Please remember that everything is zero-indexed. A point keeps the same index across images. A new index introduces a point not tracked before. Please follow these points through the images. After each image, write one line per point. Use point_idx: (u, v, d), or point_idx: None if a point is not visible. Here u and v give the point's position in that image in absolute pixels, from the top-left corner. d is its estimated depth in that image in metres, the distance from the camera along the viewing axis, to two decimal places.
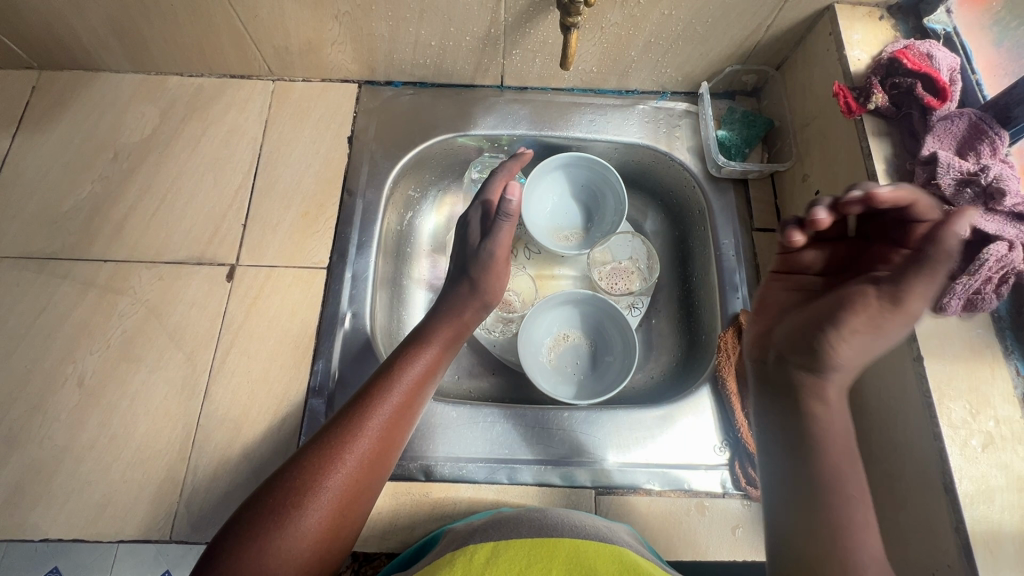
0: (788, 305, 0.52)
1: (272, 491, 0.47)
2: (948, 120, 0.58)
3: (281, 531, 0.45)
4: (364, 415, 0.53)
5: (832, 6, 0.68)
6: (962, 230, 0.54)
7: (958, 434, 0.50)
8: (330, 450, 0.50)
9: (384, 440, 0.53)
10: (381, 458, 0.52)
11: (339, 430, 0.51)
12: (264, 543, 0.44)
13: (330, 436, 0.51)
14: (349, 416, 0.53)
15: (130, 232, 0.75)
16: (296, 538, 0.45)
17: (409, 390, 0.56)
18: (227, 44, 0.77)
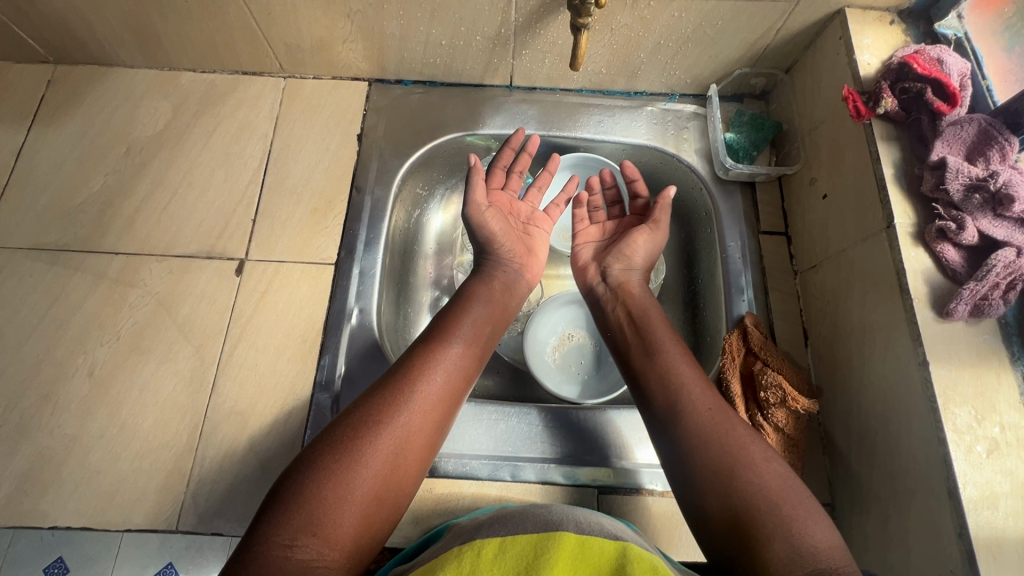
0: (592, 256, 0.75)
1: (332, 437, 0.48)
2: (958, 125, 0.58)
3: (341, 474, 0.45)
4: (421, 373, 0.54)
5: (842, 10, 0.68)
6: (970, 236, 0.54)
7: (963, 440, 0.50)
8: (389, 401, 0.51)
9: (439, 399, 0.54)
10: (438, 408, 0.53)
11: (396, 385, 0.53)
12: (325, 484, 0.45)
13: (389, 390, 0.52)
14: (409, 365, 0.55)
15: (141, 225, 0.76)
16: (357, 482, 0.46)
17: (464, 347, 0.58)
18: (240, 41, 0.78)
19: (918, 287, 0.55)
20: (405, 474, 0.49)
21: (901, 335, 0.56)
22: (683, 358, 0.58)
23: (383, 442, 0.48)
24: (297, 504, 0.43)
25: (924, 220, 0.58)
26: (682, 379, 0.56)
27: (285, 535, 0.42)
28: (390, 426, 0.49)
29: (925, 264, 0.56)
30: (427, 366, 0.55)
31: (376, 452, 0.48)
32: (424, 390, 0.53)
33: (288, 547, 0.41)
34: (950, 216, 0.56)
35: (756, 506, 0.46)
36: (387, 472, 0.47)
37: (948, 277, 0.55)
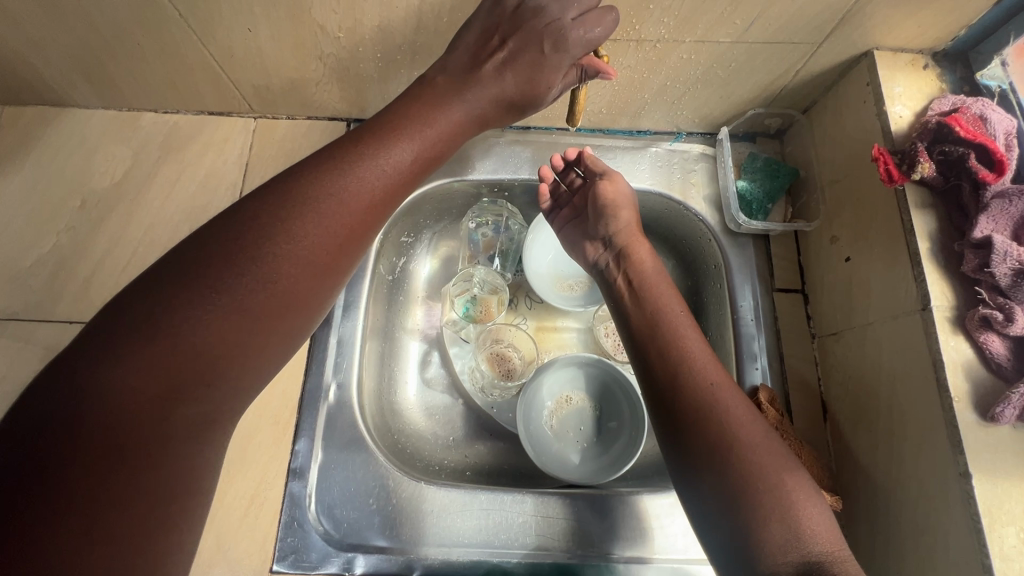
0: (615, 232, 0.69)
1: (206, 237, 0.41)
2: (1005, 198, 0.51)
3: (107, 382, 0.35)
4: (322, 188, 0.46)
5: (870, 53, 0.61)
6: (1020, 328, 0.48)
7: (1011, 568, 0.44)
8: (275, 220, 0.42)
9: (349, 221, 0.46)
10: (264, 313, 0.41)
11: (238, 246, 0.41)
12: (187, 312, 0.38)
13: (273, 195, 0.44)
14: (235, 250, 0.40)
15: (98, 290, 0.69)
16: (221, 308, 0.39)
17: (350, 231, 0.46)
18: (203, 81, 0.71)
19: (958, 384, 0.49)
20: (290, 318, 0.43)
21: (938, 437, 0.50)
22: (704, 356, 0.55)
23: (283, 244, 0.42)
24: (151, 334, 0.36)
25: (964, 303, 0.52)
26: (704, 383, 0.53)
27: (124, 396, 0.35)
28: (267, 258, 0.41)
29: (966, 355, 0.50)
30: (331, 189, 0.46)
31: (253, 271, 0.40)
32: (326, 211, 0.45)
33: (129, 428, 0.35)
34: (996, 304, 0.49)
35: (736, 479, 0.47)
36: (266, 309, 0.41)
37: (993, 372, 0.49)
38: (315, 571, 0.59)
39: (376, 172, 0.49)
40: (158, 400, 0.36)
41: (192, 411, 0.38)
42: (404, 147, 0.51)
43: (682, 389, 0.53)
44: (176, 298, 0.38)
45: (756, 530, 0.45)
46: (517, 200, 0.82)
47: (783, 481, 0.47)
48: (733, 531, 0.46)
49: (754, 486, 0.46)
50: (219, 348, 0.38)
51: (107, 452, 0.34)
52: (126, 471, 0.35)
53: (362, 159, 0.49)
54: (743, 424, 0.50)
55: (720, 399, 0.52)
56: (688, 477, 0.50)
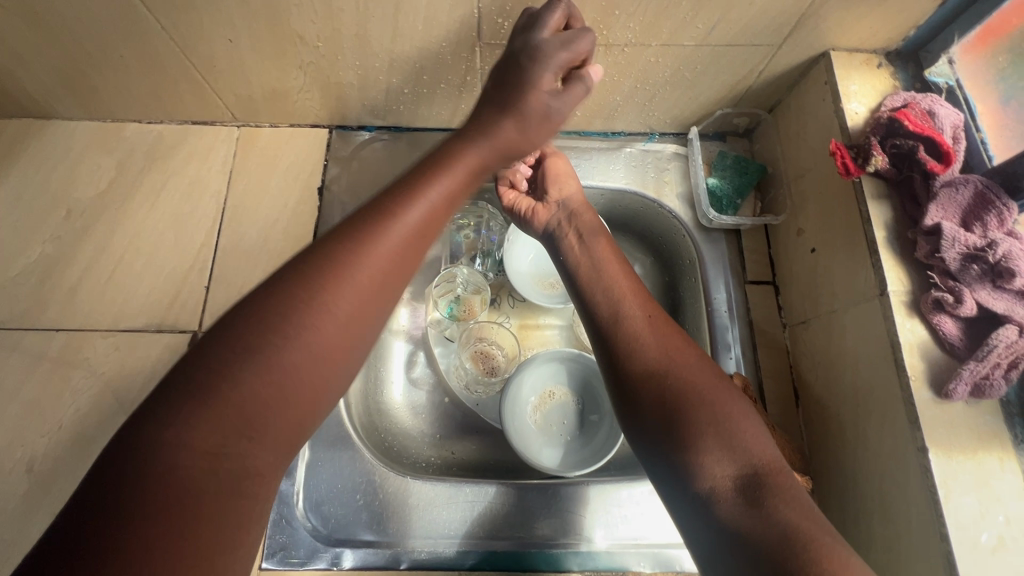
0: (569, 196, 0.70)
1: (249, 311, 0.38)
2: (952, 187, 0.54)
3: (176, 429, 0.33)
4: (363, 243, 0.42)
5: (827, 53, 0.64)
6: (969, 309, 0.51)
7: (967, 535, 0.47)
8: (319, 281, 0.39)
9: (388, 269, 0.43)
10: (333, 351, 0.39)
11: (305, 286, 0.39)
12: (236, 383, 0.35)
13: (320, 258, 0.40)
14: (296, 290, 0.38)
15: (85, 297, 0.70)
16: (272, 373, 0.36)
17: (398, 258, 0.44)
18: (186, 91, 0.73)
19: (915, 364, 0.52)
20: (350, 359, 0.41)
21: (898, 415, 0.52)
22: (641, 307, 0.58)
23: (341, 279, 0.40)
24: (218, 379, 0.35)
25: (919, 288, 0.55)
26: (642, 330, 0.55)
27: (195, 438, 0.33)
28: (312, 323, 0.38)
29: (921, 336, 0.53)
30: (388, 220, 0.44)
31: (301, 334, 0.37)
32: (370, 265, 0.42)
33: (187, 494, 0.32)
34: (947, 286, 0.52)
35: (678, 406, 0.49)
36: (309, 378, 0.38)
37: (946, 351, 0.52)
38: (304, 567, 0.60)
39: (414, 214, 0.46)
40: (229, 435, 0.34)
41: (255, 452, 0.35)
42: (435, 190, 0.49)
43: (621, 335, 0.56)
44: (241, 341, 0.36)
45: (694, 453, 0.47)
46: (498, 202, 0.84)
47: (717, 409, 0.49)
48: (673, 457, 0.48)
49: (692, 415, 0.49)
50: (283, 393, 0.36)
51: (180, 495, 0.32)
52: (196, 522, 0.32)
53: (402, 203, 0.46)
54: (679, 363, 0.52)
55: (656, 342, 0.54)
56: (632, 416, 0.52)
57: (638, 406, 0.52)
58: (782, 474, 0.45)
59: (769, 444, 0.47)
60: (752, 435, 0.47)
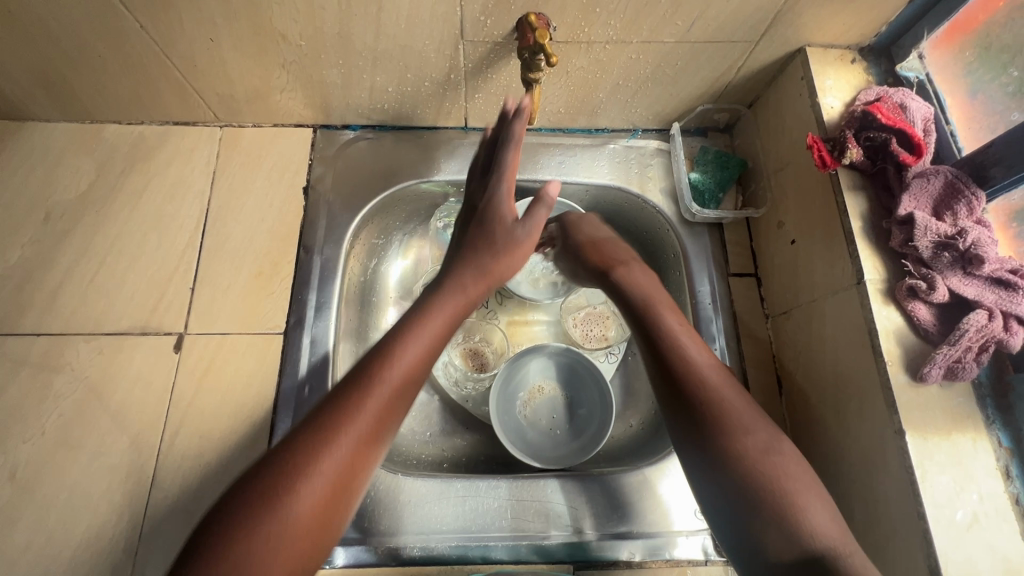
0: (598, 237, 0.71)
1: (257, 483, 0.43)
2: (924, 178, 0.56)
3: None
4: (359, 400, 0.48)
5: (803, 49, 0.66)
6: (941, 295, 0.52)
7: (943, 513, 0.48)
8: (320, 438, 0.45)
9: (385, 414, 0.49)
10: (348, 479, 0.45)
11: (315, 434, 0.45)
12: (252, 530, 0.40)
13: (316, 430, 0.46)
14: (310, 439, 0.45)
15: (66, 301, 0.69)
16: (285, 529, 0.41)
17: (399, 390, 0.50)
18: (167, 92, 0.72)
19: (891, 349, 0.54)
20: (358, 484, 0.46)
21: (876, 399, 0.54)
22: (710, 366, 0.56)
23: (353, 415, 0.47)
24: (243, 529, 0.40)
25: (894, 276, 0.56)
26: (716, 397, 0.53)
27: None
28: (316, 478, 0.43)
29: (897, 323, 0.54)
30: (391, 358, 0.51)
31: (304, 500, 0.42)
32: (365, 420, 0.47)
33: None
34: (920, 274, 0.54)
35: (752, 476, 0.49)
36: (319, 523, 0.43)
37: (921, 336, 0.54)
38: None
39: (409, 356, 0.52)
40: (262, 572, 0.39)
41: None
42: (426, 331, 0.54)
43: (700, 398, 0.53)
44: (268, 489, 0.42)
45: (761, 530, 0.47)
46: None
47: (784, 482, 0.48)
48: (744, 531, 0.48)
49: (761, 490, 0.48)
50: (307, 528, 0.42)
51: None
52: None
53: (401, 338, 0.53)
54: (751, 434, 0.51)
55: (727, 409, 0.52)
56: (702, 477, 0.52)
57: (710, 476, 0.51)
58: (853, 556, 0.44)
59: (836, 519, 0.47)
60: (814, 507, 0.47)
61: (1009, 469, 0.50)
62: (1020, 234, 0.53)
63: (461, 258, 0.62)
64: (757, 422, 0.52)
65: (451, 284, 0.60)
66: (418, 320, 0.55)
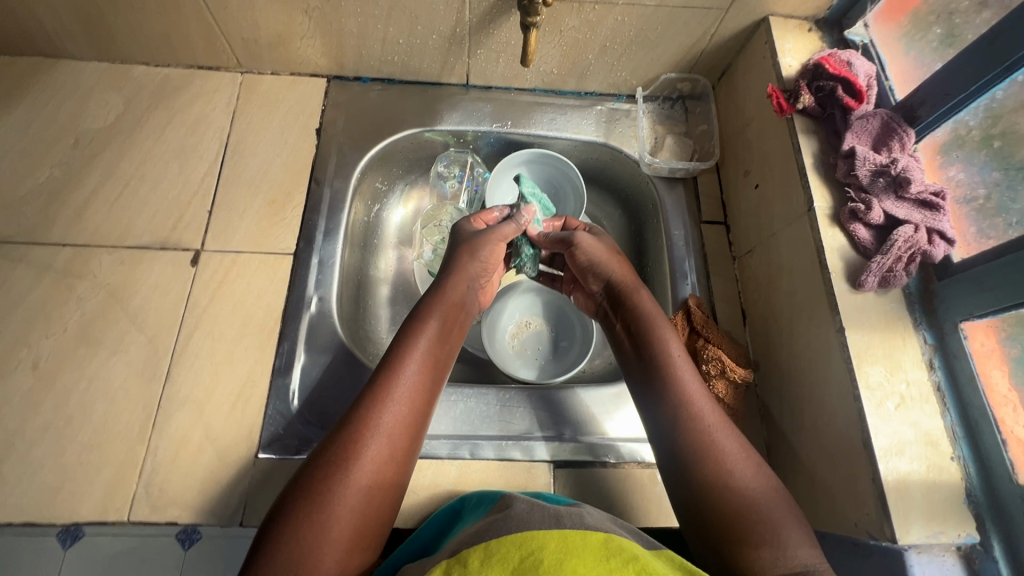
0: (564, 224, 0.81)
1: (302, 484, 0.49)
2: (865, 119, 0.65)
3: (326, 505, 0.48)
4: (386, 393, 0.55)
5: (766, 18, 0.75)
6: (877, 215, 0.60)
7: (875, 395, 0.56)
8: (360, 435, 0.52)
9: (419, 390, 0.57)
10: (408, 428, 0.55)
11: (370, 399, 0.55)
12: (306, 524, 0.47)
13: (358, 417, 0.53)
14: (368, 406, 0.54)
15: (90, 217, 0.74)
16: (340, 519, 0.48)
17: (426, 366, 0.59)
18: (196, 34, 0.79)
19: (835, 262, 0.61)
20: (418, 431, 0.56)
21: (821, 305, 0.62)
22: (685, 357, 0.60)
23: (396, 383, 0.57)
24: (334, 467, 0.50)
25: (840, 203, 0.64)
26: (681, 381, 0.58)
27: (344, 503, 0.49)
28: (360, 467, 0.51)
29: (840, 242, 0.62)
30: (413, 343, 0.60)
31: (353, 483, 0.50)
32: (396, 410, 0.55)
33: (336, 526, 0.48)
34: (860, 198, 0.62)
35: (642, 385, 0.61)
36: (371, 512, 0.50)
37: (861, 253, 0.62)
38: (298, 457, 0.65)
39: (423, 349, 0.60)
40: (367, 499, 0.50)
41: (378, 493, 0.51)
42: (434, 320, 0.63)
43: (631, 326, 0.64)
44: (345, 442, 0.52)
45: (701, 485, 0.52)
46: (482, 153, 0.92)
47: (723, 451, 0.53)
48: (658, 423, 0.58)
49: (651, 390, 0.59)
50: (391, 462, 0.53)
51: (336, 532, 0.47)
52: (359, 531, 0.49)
53: (417, 326, 0.62)
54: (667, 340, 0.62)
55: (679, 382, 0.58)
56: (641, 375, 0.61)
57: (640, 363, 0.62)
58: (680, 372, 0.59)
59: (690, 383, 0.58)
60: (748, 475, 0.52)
61: (932, 362, 0.58)
62: (943, 164, 0.61)
63: (436, 280, 0.69)
64: (722, 427, 0.55)
65: (431, 301, 0.66)
66: (415, 326, 0.62)
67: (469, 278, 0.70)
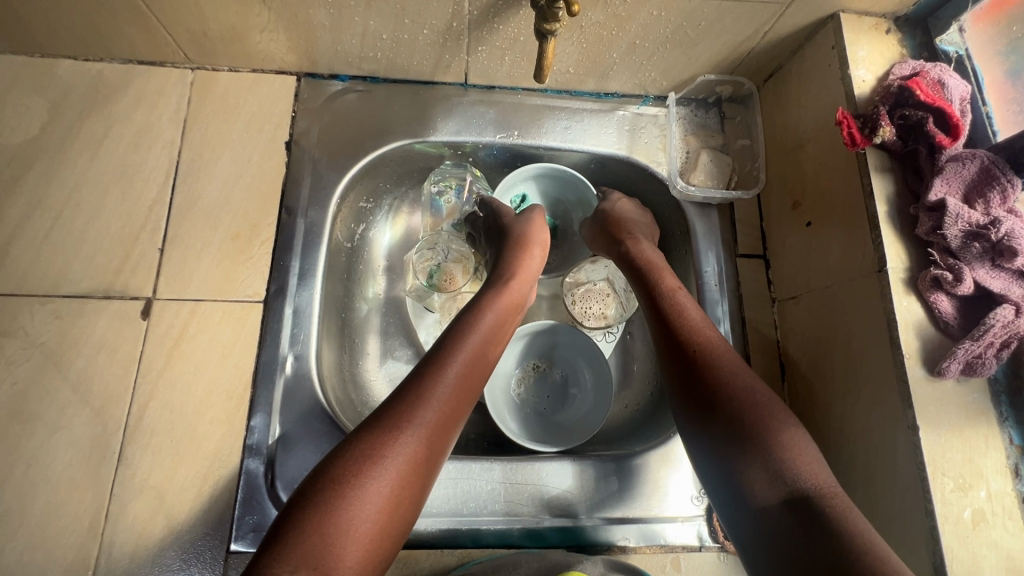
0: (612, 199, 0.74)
1: (335, 461, 0.45)
2: (958, 161, 0.52)
3: (357, 492, 0.42)
4: (434, 380, 0.51)
5: (836, 15, 0.61)
6: (966, 288, 0.50)
7: (951, 511, 0.47)
8: (400, 418, 0.47)
9: (464, 385, 0.52)
10: (447, 421, 0.49)
11: (415, 385, 0.50)
12: (327, 515, 0.41)
13: (399, 402, 0.48)
14: (413, 392, 0.49)
15: (17, 258, 0.62)
16: (365, 510, 0.42)
17: (474, 360, 0.54)
18: (127, 25, 0.63)
19: (909, 341, 0.51)
20: (454, 428, 0.50)
21: (888, 391, 0.52)
22: (729, 353, 0.55)
23: (443, 372, 0.51)
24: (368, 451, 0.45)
25: (919, 265, 0.54)
26: (740, 374, 0.52)
27: (375, 499, 0.43)
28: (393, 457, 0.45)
29: (917, 314, 0.52)
30: (465, 334, 0.55)
31: (383, 475, 0.44)
32: (437, 400, 0.49)
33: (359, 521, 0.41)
34: (947, 264, 0.51)
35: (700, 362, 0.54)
36: (394, 506, 0.44)
37: (941, 330, 0.52)
38: None
39: (475, 341, 0.55)
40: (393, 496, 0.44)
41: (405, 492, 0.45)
42: (490, 314, 0.59)
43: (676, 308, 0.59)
44: (383, 428, 0.46)
45: (749, 475, 0.46)
46: (483, 164, 0.79)
47: (776, 426, 0.48)
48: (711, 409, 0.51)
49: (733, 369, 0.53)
50: (423, 457, 0.47)
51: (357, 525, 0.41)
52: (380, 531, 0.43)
53: (470, 316, 0.58)
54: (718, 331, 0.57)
55: (744, 372, 0.53)
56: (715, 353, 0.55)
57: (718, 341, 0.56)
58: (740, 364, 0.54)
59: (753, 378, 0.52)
60: (811, 465, 0.46)
61: (1018, 468, 0.49)
62: None
63: (500, 273, 0.65)
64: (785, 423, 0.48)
65: (491, 294, 0.61)
66: (470, 321, 0.57)
67: (531, 277, 0.66)
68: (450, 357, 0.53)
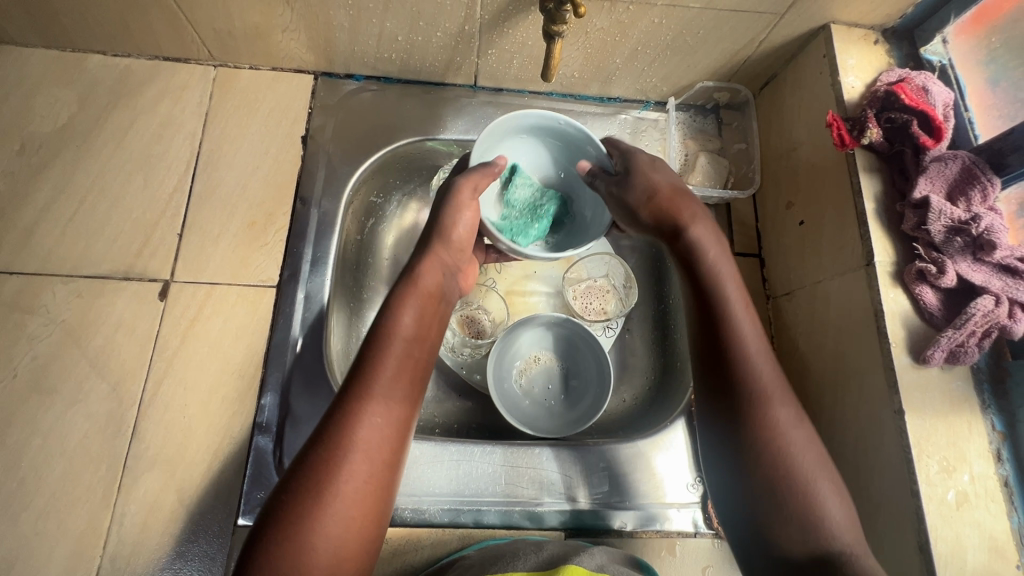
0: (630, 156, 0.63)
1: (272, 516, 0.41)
2: (941, 162, 0.56)
3: (302, 545, 0.40)
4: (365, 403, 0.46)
5: (827, 26, 0.65)
6: (949, 280, 0.52)
7: (935, 492, 0.49)
8: (331, 456, 0.43)
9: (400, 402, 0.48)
10: (387, 446, 0.46)
11: (341, 413, 0.46)
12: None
13: (327, 439, 0.44)
14: (340, 421, 0.45)
15: (41, 240, 0.65)
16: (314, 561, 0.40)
17: (400, 372, 0.49)
18: (156, 23, 0.67)
19: (896, 331, 0.54)
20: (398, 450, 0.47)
21: (876, 378, 0.54)
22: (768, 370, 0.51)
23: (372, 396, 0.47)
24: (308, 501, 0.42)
25: (904, 259, 0.56)
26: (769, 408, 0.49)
27: (325, 545, 0.40)
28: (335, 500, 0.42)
29: (903, 305, 0.55)
30: (384, 345, 0.50)
31: (327, 520, 0.41)
32: (372, 428, 0.45)
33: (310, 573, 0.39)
34: (930, 258, 0.54)
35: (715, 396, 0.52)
36: (349, 547, 0.42)
37: (925, 320, 0.54)
38: None
39: (399, 351, 0.50)
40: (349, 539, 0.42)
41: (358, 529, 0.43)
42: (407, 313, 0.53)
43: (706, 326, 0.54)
44: (316, 469, 0.43)
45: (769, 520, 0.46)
46: None
47: (783, 468, 0.46)
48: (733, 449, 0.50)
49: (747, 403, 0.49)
50: (368, 491, 0.44)
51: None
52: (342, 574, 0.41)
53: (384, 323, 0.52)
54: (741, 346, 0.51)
55: (769, 403, 0.49)
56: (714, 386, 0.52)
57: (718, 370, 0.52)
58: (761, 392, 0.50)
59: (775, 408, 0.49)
60: (824, 511, 0.45)
61: (1000, 453, 0.51)
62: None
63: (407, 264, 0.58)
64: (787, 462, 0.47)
65: (404, 291, 0.54)
66: (388, 326, 0.51)
67: (442, 264, 0.59)
68: (371, 381, 0.47)
